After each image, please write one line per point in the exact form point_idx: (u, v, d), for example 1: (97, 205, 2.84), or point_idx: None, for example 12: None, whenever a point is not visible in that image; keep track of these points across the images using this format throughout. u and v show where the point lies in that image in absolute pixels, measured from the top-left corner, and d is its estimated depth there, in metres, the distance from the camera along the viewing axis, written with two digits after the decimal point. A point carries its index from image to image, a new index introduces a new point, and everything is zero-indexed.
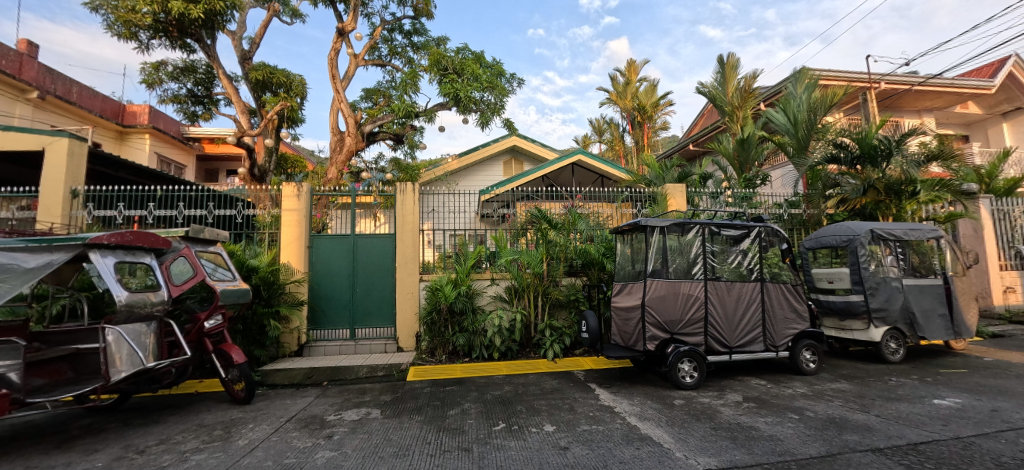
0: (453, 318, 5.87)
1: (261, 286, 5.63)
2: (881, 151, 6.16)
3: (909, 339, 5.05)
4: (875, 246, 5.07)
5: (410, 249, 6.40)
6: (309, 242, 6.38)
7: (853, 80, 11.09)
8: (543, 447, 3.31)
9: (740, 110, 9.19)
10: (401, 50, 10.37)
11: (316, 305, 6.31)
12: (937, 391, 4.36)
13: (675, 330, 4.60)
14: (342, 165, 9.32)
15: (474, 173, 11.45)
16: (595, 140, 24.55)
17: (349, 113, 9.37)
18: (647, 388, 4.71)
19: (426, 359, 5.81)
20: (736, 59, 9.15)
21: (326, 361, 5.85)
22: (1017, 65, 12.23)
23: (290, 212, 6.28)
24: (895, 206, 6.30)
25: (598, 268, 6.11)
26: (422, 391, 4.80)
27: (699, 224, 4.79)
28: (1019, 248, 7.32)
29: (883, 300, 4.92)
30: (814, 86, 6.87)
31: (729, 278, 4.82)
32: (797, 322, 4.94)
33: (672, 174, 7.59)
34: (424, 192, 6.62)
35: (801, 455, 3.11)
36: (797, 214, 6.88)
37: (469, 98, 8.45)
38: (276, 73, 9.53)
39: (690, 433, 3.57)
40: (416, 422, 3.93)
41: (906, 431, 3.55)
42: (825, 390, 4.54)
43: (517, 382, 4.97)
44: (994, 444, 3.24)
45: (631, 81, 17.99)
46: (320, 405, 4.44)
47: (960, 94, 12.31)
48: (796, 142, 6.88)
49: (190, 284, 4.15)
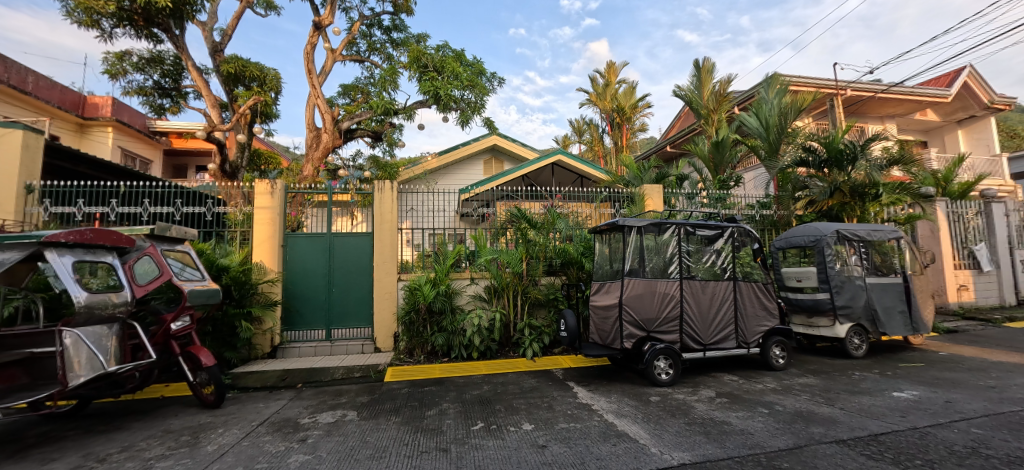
0: (433, 318, 5.82)
1: (232, 286, 5.45)
2: (847, 155, 6.43)
3: (872, 335, 5.28)
4: (841, 246, 5.28)
5: (388, 249, 6.30)
6: (283, 241, 6.20)
7: (822, 86, 11.54)
8: (521, 445, 3.32)
9: (715, 113, 9.43)
10: (380, 46, 10.20)
11: (290, 305, 6.14)
12: (897, 384, 4.58)
13: (651, 328, 4.67)
14: (318, 162, 9.10)
15: (454, 172, 11.38)
16: (575, 141, 24.76)
17: (326, 109, 9.16)
18: (624, 385, 4.77)
19: (405, 360, 5.73)
20: (711, 64, 9.38)
21: (301, 363, 5.71)
22: (971, 76, 12.92)
23: (263, 210, 6.08)
24: (860, 208, 6.58)
25: (577, 268, 6.16)
26: (399, 392, 4.73)
27: (675, 223, 4.88)
28: (971, 249, 7.76)
29: (847, 298, 5.14)
30: (785, 91, 7.10)
31: (704, 277, 4.94)
32: (767, 319, 5.10)
33: (650, 175, 7.70)
34: (403, 190, 6.54)
35: (770, 448, 3.21)
36: (768, 215, 7.11)
37: (449, 97, 8.37)
38: (250, 66, 9.22)
39: (665, 429, 3.64)
40: (394, 423, 3.87)
41: (868, 423, 3.71)
42: (794, 385, 4.70)
43: (495, 381, 4.97)
44: (948, 434, 3.43)
45: (610, 83, 18.27)
46: (294, 407, 4.32)
47: (920, 102, 12.94)
48: (768, 145, 7.09)
49: (155, 285, 3.96)
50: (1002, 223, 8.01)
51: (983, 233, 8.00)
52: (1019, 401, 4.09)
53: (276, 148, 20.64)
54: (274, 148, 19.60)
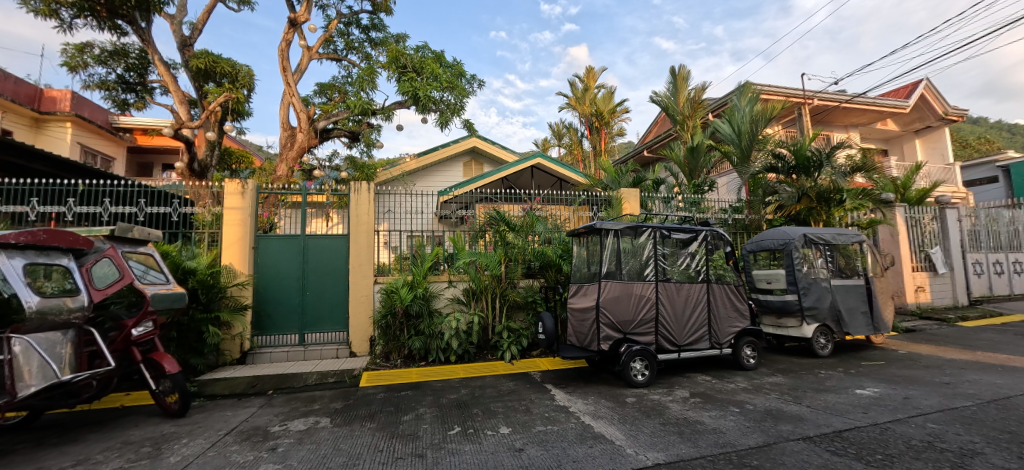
0: (410, 321, 5.73)
1: (199, 290, 5.21)
2: (813, 162, 6.69)
3: (837, 335, 5.49)
4: (808, 249, 5.47)
5: (365, 251, 6.18)
6: (254, 243, 6.00)
7: (791, 95, 12.01)
8: (498, 449, 3.29)
9: (690, 119, 9.67)
10: (358, 45, 10.04)
11: (261, 309, 5.94)
12: (860, 382, 4.77)
13: (628, 330, 4.73)
14: (293, 162, 8.88)
15: (433, 174, 11.28)
16: (554, 145, 24.94)
17: (301, 108, 8.94)
18: (601, 387, 4.81)
19: (381, 364, 5.62)
20: (686, 71, 9.62)
21: (271, 368, 5.52)
22: (927, 89, 13.67)
23: (233, 210, 5.88)
24: (825, 213, 6.85)
25: (556, 270, 6.19)
26: (375, 397, 4.64)
27: (651, 227, 4.96)
28: (927, 252, 8.18)
29: (813, 299, 5.33)
30: (755, 99, 7.34)
31: (679, 279, 5.03)
32: (738, 320, 5.24)
33: (627, 179, 7.82)
34: (380, 192, 6.44)
35: (741, 446, 3.28)
36: (740, 219, 7.41)
37: (428, 98, 8.29)
38: (221, 62, 8.91)
39: (641, 429, 3.68)
40: (369, 429, 3.79)
41: (833, 420, 3.85)
42: (764, 384, 4.84)
43: (473, 385, 4.92)
44: (906, 429, 3.59)
45: (589, 87, 18.57)
46: (264, 415, 4.17)
47: (881, 113, 13.61)
48: (740, 151, 7.31)
49: (115, 288, 3.73)
50: (954, 227, 8.49)
51: (938, 238, 8.44)
52: (970, 396, 4.32)
53: (248, 145, 20.03)
54: (246, 147, 18.98)
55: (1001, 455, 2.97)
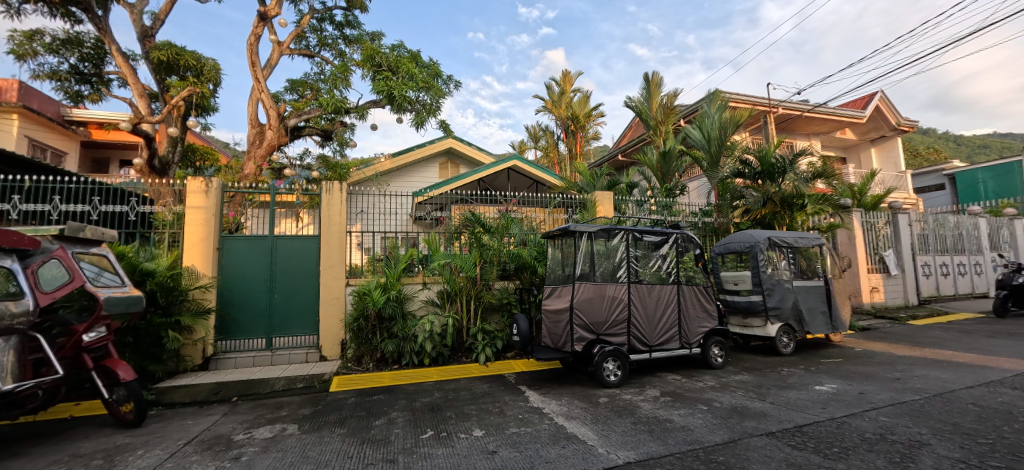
0: (383, 324, 5.64)
1: (157, 293, 4.95)
2: (778, 168, 6.99)
3: (798, 334, 5.73)
4: (772, 252, 5.68)
5: (336, 252, 6.04)
6: (218, 244, 5.77)
7: (758, 104, 12.52)
8: (471, 452, 3.27)
9: (663, 125, 9.91)
10: (331, 42, 9.81)
11: (225, 312, 5.71)
12: (819, 379, 4.99)
13: (601, 331, 4.80)
14: (262, 160, 8.61)
15: (409, 174, 11.15)
16: (531, 147, 25.04)
17: (271, 104, 8.67)
18: (575, 387, 4.86)
19: (352, 368, 5.50)
20: (659, 78, 9.88)
21: (236, 375, 5.31)
22: (882, 101, 14.47)
23: (195, 210, 5.64)
24: (789, 217, 7.13)
25: (530, 272, 6.24)
26: (346, 402, 4.52)
27: (624, 230, 5.05)
28: (881, 255, 8.66)
29: (777, 299, 5.55)
30: (724, 107, 7.60)
31: (650, 281, 5.14)
32: (707, 320, 5.40)
33: (602, 182, 7.94)
34: (353, 192, 6.32)
35: (707, 443, 3.37)
36: (710, 222, 7.62)
37: (403, 97, 8.17)
38: (185, 54, 8.52)
39: (612, 429, 3.73)
40: (338, 435, 3.69)
41: (794, 415, 4.01)
42: (730, 382, 5.00)
43: (447, 388, 4.88)
44: (860, 423, 3.78)
45: (566, 91, 18.85)
46: (227, 423, 4.00)
47: (840, 122, 14.36)
48: (710, 157, 7.55)
49: (65, 292, 3.49)
50: (905, 231, 9.03)
51: (891, 241, 8.95)
52: (919, 390, 4.60)
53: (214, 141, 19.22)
54: (211, 143, 18.20)
55: (945, 446, 3.16)
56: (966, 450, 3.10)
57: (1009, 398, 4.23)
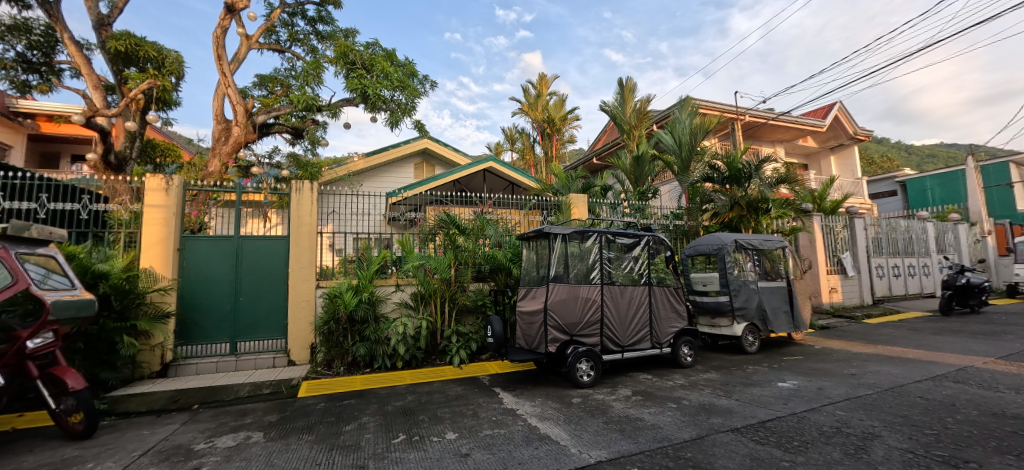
0: (354, 327, 5.52)
1: (111, 295, 4.66)
2: (744, 173, 7.28)
3: (763, 333, 5.96)
4: (739, 254, 5.89)
5: (306, 253, 5.88)
6: (179, 244, 5.51)
7: (726, 111, 12.98)
8: (444, 455, 3.24)
9: (636, 129, 10.13)
10: (303, 37, 9.55)
11: (186, 316, 5.46)
12: (782, 376, 5.21)
13: (574, 332, 4.85)
14: (227, 157, 8.30)
15: (383, 174, 10.98)
16: (507, 149, 25.08)
17: (237, 99, 8.35)
18: (549, 388, 4.89)
19: (322, 372, 5.36)
20: (632, 84, 10.12)
21: (197, 381, 5.08)
22: (840, 111, 15.27)
23: (154, 208, 5.37)
24: (754, 220, 7.42)
25: (505, 273, 6.26)
26: (315, 408, 4.39)
27: (597, 232, 5.13)
28: (839, 257, 9.12)
29: (743, 300, 5.77)
30: (695, 113, 7.84)
31: (623, 282, 5.24)
32: (677, 320, 5.54)
33: (577, 184, 8.05)
34: (324, 192, 6.17)
35: (676, 440, 3.46)
36: (681, 225, 7.72)
37: (378, 96, 8.03)
38: (145, 45, 8.09)
39: (584, 429, 3.77)
40: (306, 442, 3.58)
41: (758, 411, 4.17)
42: (699, 380, 5.15)
43: (420, 391, 4.82)
44: (818, 417, 3.96)
45: (542, 94, 19.06)
46: (187, 432, 3.82)
47: (802, 131, 15.06)
48: (681, 161, 7.63)
49: (8, 295, 3.24)
50: (861, 235, 9.55)
51: (848, 244, 9.44)
52: (872, 385, 4.86)
53: (175, 138, 18.35)
54: (171, 138, 17.34)
55: (895, 438, 3.35)
56: (914, 441, 3.29)
57: (951, 391, 4.53)
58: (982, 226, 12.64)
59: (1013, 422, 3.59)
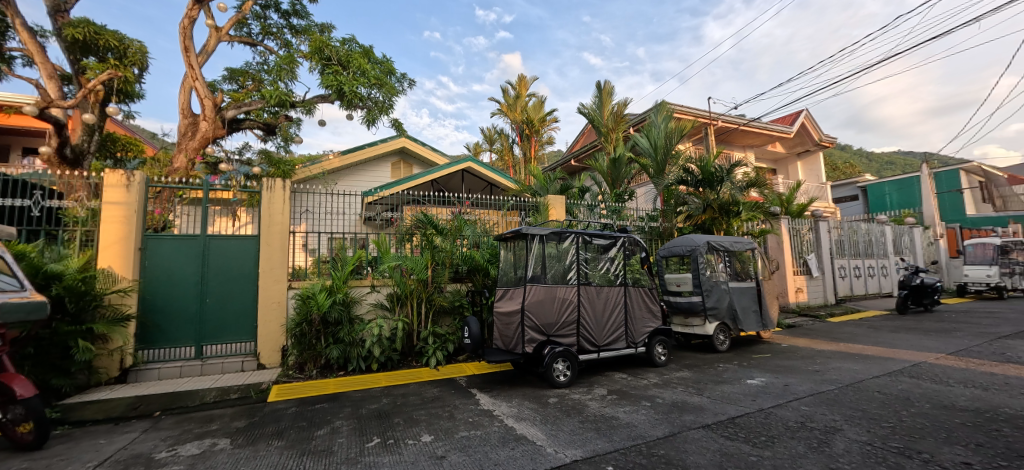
0: (328, 329, 5.41)
1: (66, 298, 4.39)
2: (717, 177, 7.51)
3: (733, 332, 6.15)
4: (710, 255, 6.06)
5: (278, 254, 5.72)
6: (141, 243, 5.27)
7: (700, 116, 13.35)
8: (419, 458, 3.20)
9: (613, 132, 10.30)
10: (276, 31, 9.28)
11: (148, 319, 5.22)
12: (751, 373, 5.38)
13: (551, 332, 4.88)
14: (194, 153, 7.98)
15: (359, 173, 10.78)
16: (486, 150, 25.03)
17: (205, 93, 8.03)
18: (526, 388, 4.91)
19: (293, 376, 5.22)
20: (610, 87, 10.29)
21: (160, 387, 4.86)
22: (807, 118, 15.95)
23: (113, 206, 5.10)
24: (725, 223, 7.66)
25: (483, 274, 6.25)
26: (286, 413, 4.27)
27: (574, 233, 5.18)
28: (805, 258, 9.50)
29: (714, 300, 5.94)
30: (670, 117, 8.02)
31: (599, 283, 5.31)
32: (651, 320, 5.66)
33: (555, 186, 8.13)
34: (297, 190, 6.02)
35: (650, 438, 3.53)
36: (656, 227, 7.95)
37: (354, 94, 7.87)
38: (105, 34, 7.69)
39: (560, 428, 3.80)
40: (276, 448, 3.47)
41: (728, 408, 4.30)
42: (672, 378, 5.26)
43: (396, 393, 4.75)
44: (784, 412, 4.12)
45: (521, 95, 19.15)
46: (148, 440, 3.64)
47: (771, 137, 15.65)
48: (656, 164, 7.87)
49: None
50: (825, 237, 9.98)
51: (813, 246, 9.85)
52: (834, 381, 5.09)
53: (137, 132, 17.50)
54: (133, 132, 16.53)
55: (854, 431, 3.51)
56: (872, 433, 3.46)
57: (906, 385, 4.79)
58: (935, 230, 13.42)
59: (961, 414, 3.82)
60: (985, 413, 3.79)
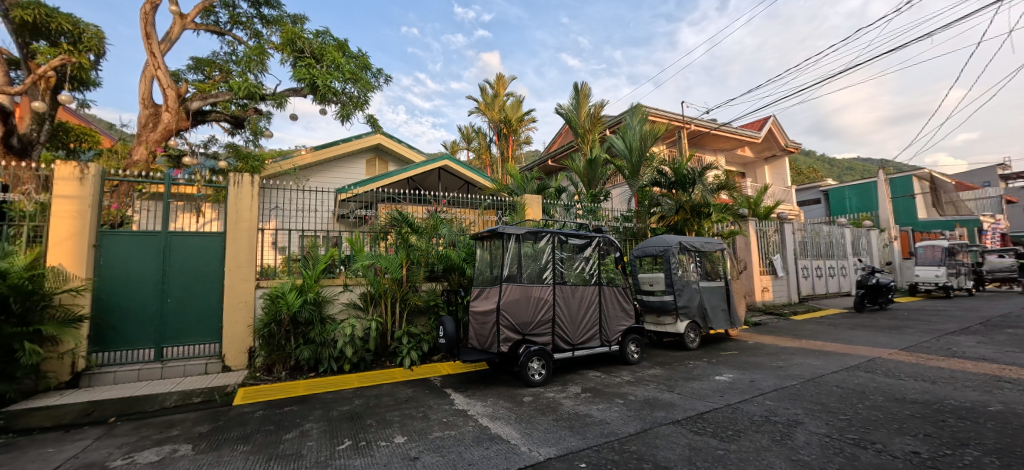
0: (298, 330, 5.27)
1: (10, 297, 4.05)
2: (689, 179, 7.72)
3: (703, 330, 6.35)
4: (682, 255, 6.23)
5: (244, 252, 5.52)
6: (95, 239, 4.98)
7: (674, 119, 13.70)
8: (392, 460, 3.15)
9: (590, 133, 10.44)
10: (246, 20, 8.95)
11: (103, 320, 4.94)
12: (719, 370, 5.56)
13: (526, 331, 4.89)
14: (156, 145, 7.62)
15: (333, 169, 10.55)
16: (463, 148, 24.87)
17: (168, 82, 7.67)
18: (500, 387, 4.91)
19: (261, 378, 5.06)
20: (587, 89, 10.42)
21: (115, 391, 4.61)
22: (774, 124, 16.61)
23: (64, 199, 4.80)
24: (697, 224, 7.89)
25: (459, 273, 6.23)
26: (252, 416, 4.13)
27: (550, 233, 5.22)
28: (771, 259, 9.89)
29: (685, 299, 6.11)
30: (645, 120, 8.19)
31: (574, 282, 5.37)
32: (625, 319, 5.77)
33: (532, 185, 8.17)
34: (267, 186, 5.84)
35: (622, 434, 3.60)
36: (630, 227, 8.12)
37: (328, 88, 7.68)
38: (58, 17, 7.22)
39: (535, 427, 3.83)
40: (241, 453, 3.35)
41: (697, 404, 4.43)
42: (644, 376, 5.38)
43: (368, 394, 4.67)
44: (750, 407, 4.28)
45: (499, 94, 19.17)
46: (101, 448, 3.44)
47: (741, 141, 16.21)
48: (631, 166, 8.03)
49: None
50: (790, 239, 10.42)
51: (779, 247, 10.27)
52: (797, 376, 5.33)
53: (92, 122, 16.59)
54: (86, 121, 15.61)
55: (814, 424, 3.68)
56: (830, 426, 3.64)
57: (862, 380, 5.06)
58: (890, 232, 14.23)
59: (911, 406, 4.07)
60: (932, 405, 4.05)
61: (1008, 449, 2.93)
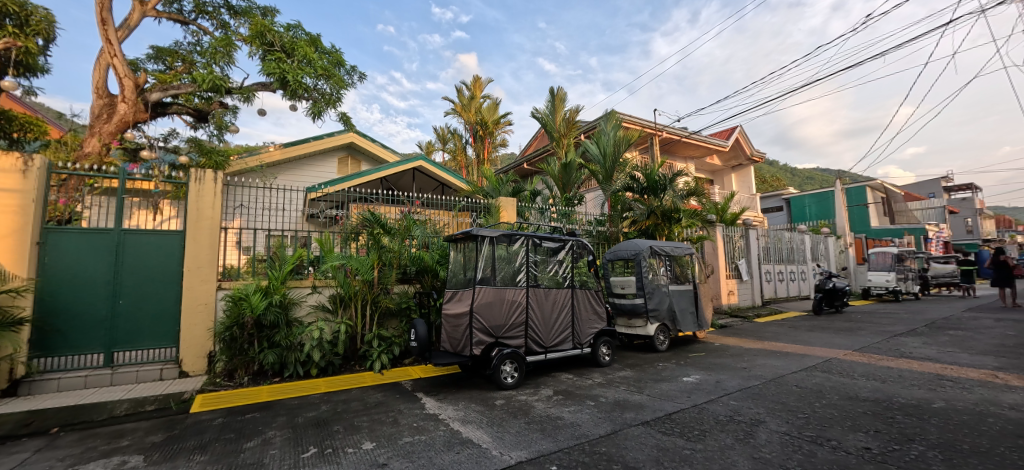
0: (262, 333, 5.08)
1: None
2: (660, 185, 7.95)
3: (672, 332, 6.52)
4: (653, 259, 6.39)
5: (206, 252, 5.29)
6: (39, 237, 4.64)
7: (648, 127, 14.06)
8: (359, 467, 3.08)
9: (565, 137, 10.57)
10: (212, 10, 8.58)
11: (46, 322, 4.61)
12: (687, 371, 5.72)
13: (499, 334, 4.89)
14: (110, 137, 7.22)
15: (303, 167, 10.26)
16: (439, 149, 24.69)
17: (125, 72, 7.28)
18: (472, 391, 4.88)
19: (221, 384, 4.84)
20: (563, 93, 10.56)
21: (59, 399, 4.31)
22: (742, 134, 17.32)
23: (5, 193, 4.47)
24: (667, 229, 8.10)
25: (432, 275, 6.15)
26: (211, 424, 3.94)
27: (524, 235, 5.25)
28: (736, 263, 10.28)
29: (655, 302, 6.27)
30: (619, 126, 8.37)
31: (547, 285, 5.42)
32: (596, 322, 5.85)
33: (507, 188, 8.19)
34: (232, 183, 5.61)
35: (592, 436, 3.65)
36: (603, 231, 8.25)
37: (299, 84, 7.46)
38: None
39: (506, 430, 3.83)
40: (197, 464, 3.19)
41: (666, 405, 4.54)
42: (614, 378, 5.47)
43: (336, 400, 4.55)
44: (715, 407, 4.42)
45: (475, 96, 19.16)
46: (41, 461, 3.21)
47: (710, 149, 16.81)
48: (605, 171, 8.18)
49: None
50: (754, 244, 10.87)
51: (743, 252, 10.68)
52: (759, 376, 5.55)
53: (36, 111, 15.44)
54: (30, 108, 14.56)
55: (776, 422, 3.84)
56: (790, 424, 3.80)
57: (819, 380, 5.32)
58: (847, 239, 15.06)
59: (863, 404, 4.31)
60: (882, 403, 4.31)
61: (949, 443, 3.15)
